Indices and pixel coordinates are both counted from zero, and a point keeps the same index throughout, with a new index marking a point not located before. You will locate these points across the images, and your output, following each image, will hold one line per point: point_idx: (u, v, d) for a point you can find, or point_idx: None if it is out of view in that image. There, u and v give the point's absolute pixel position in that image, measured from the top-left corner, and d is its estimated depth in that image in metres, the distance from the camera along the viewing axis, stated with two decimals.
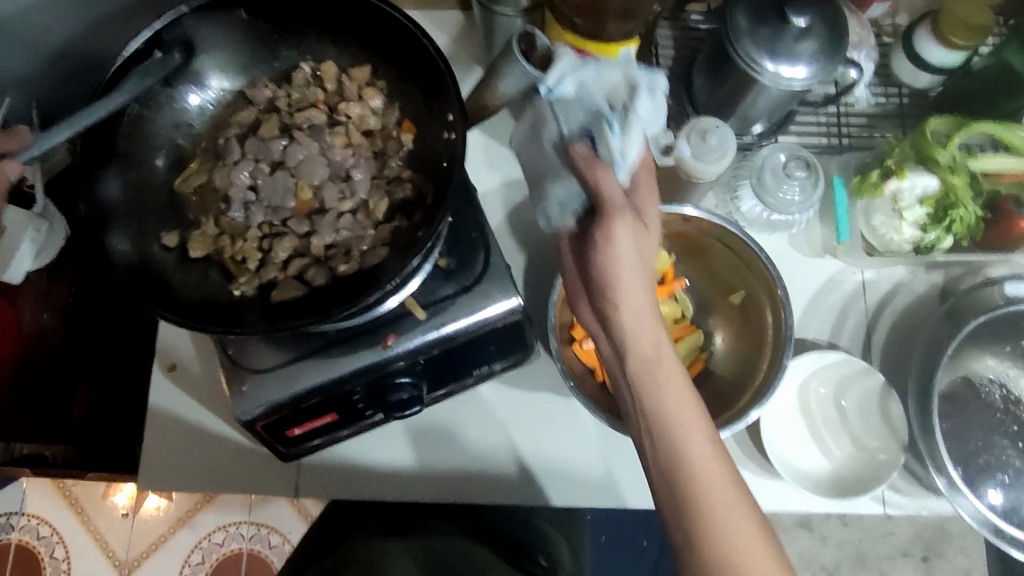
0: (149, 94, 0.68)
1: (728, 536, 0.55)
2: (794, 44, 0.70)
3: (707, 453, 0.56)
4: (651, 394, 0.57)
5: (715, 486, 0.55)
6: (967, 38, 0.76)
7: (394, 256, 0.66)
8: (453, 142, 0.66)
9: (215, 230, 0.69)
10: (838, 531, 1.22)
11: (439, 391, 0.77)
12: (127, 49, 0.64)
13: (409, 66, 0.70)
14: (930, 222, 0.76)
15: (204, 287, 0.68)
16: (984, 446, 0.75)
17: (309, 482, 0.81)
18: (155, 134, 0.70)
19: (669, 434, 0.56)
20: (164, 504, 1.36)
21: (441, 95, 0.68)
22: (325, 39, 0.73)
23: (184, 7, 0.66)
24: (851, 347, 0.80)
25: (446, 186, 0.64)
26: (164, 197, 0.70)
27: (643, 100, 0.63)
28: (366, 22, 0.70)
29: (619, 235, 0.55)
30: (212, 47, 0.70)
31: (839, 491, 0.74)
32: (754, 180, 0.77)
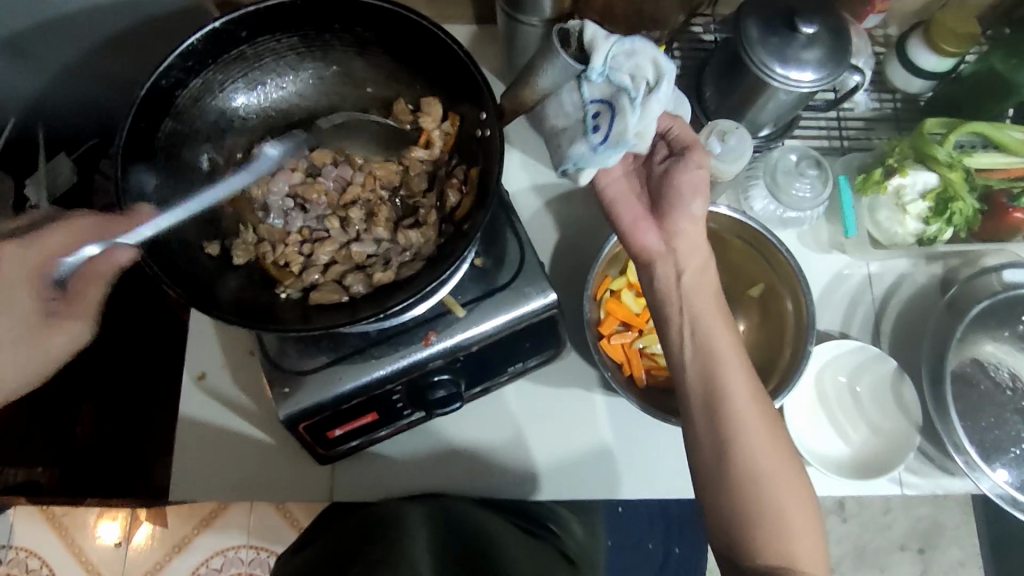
0: (182, 106, 0.67)
1: (771, 491, 0.60)
2: (802, 52, 0.74)
3: (755, 422, 0.62)
4: (703, 356, 0.64)
5: (762, 443, 0.61)
6: (956, 46, 0.82)
7: (426, 267, 0.67)
8: (489, 141, 0.67)
9: (254, 238, 0.70)
10: (837, 528, 1.26)
11: (475, 388, 0.79)
12: (162, 65, 0.63)
13: (439, 77, 0.71)
14: (931, 215, 0.82)
15: (246, 289, 0.68)
16: (996, 424, 0.80)
17: (343, 488, 0.82)
18: (189, 144, 0.69)
19: (723, 395, 0.62)
20: (154, 533, 1.34)
21: (473, 103, 0.69)
22: (352, 50, 0.71)
23: (217, 23, 0.64)
24: (861, 336, 0.85)
25: (487, 186, 0.65)
26: (199, 208, 0.69)
27: (666, 88, 0.63)
28: (391, 30, 0.69)
29: (700, 158, 0.68)
30: (241, 64, 0.69)
31: (859, 474, 0.77)
32: (768, 179, 0.82)
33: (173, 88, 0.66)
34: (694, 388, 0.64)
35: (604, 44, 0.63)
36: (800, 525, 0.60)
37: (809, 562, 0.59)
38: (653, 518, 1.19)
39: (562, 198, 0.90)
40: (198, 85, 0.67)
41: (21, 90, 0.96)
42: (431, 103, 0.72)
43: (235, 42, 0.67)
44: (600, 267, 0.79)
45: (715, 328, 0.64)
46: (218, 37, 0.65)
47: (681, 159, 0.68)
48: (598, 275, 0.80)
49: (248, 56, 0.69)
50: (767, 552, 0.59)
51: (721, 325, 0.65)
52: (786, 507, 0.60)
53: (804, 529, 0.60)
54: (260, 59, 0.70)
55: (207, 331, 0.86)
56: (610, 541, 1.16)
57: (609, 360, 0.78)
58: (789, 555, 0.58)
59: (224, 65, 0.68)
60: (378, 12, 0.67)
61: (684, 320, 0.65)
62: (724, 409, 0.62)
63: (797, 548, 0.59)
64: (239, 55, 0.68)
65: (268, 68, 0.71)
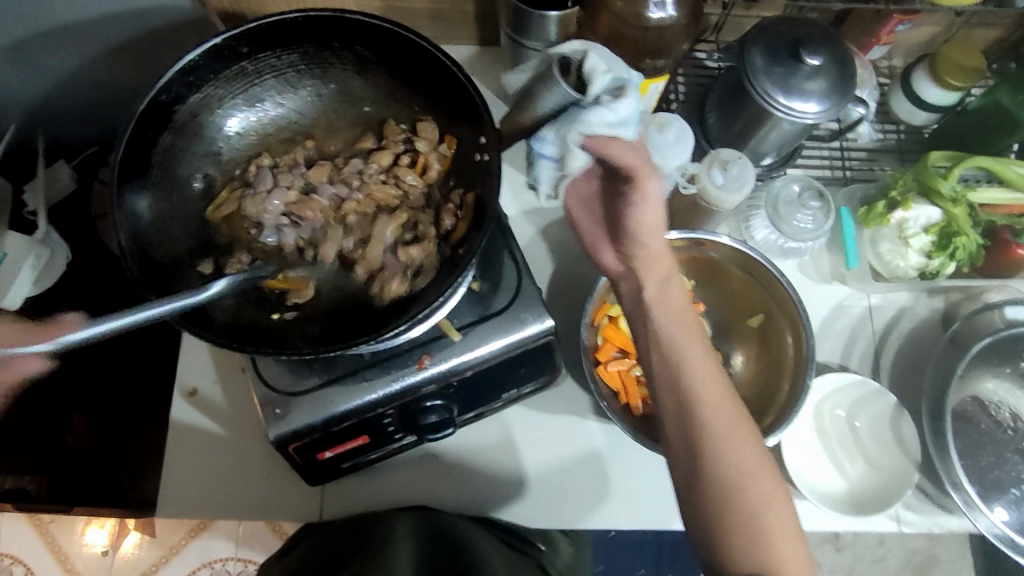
0: (181, 121, 0.67)
1: (747, 495, 0.56)
2: (805, 82, 0.73)
3: (732, 437, 0.57)
4: (671, 362, 0.60)
5: (735, 447, 0.57)
6: (962, 80, 0.81)
7: (418, 296, 0.67)
8: (489, 165, 0.66)
9: (248, 256, 0.69)
10: (830, 558, 1.25)
11: (468, 414, 0.78)
12: (162, 80, 0.62)
13: (439, 98, 0.71)
14: (934, 249, 0.81)
15: (239, 310, 0.66)
16: (996, 463, 0.79)
17: (333, 508, 0.80)
18: (187, 160, 0.69)
19: (694, 402, 0.58)
20: (142, 542, 1.32)
21: (472, 124, 0.69)
22: (351, 69, 0.71)
23: (218, 39, 0.63)
24: (861, 369, 0.84)
25: (485, 210, 0.65)
26: (195, 225, 0.69)
27: (595, 120, 0.63)
28: (391, 50, 0.68)
29: (651, 190, 0.61)
30: (240, 79, 0.68)
31: (857, 510, 0.76)
32: (769, 209, 0.81)
33: (173, 103, 0.65)
34: (664, 397, 0.60)
35: (586, 67, 0.65)
36: (787, 544, 0.55)
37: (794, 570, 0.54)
38: (645, 541, 1.18)
39: (562, 221, 0.89)
40: (197, 100, 0.67)
41: (23, 96, 0.96)
42: (427, 125, 0.72)
43: (236, 57, 0.66)
44: (600, 291, 0.79)
45: (683, 340, 0.61)
46: (218, 53, 0.65)
47: (628, 192, 0.62)
48: (597, 300, 0.80)
49: (248, 72, 0.68)
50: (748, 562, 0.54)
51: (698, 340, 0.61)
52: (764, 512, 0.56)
53: (789, 540, 0.56)
54: (260, 74, 0.69)
55: (199, 344, 0.85)
56: (602, 566, 1.17)
57: (604, 387, 0.77)
58: (773, 562, 0.54)
59: (224, 80, 0.67)
60: (380, 33, 0.66)
61: (656, 339, 0.61)
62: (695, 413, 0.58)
63: (781, 554, 0.54)
64: (239, 71, 0.67)
65: (268, 84, 0.70)
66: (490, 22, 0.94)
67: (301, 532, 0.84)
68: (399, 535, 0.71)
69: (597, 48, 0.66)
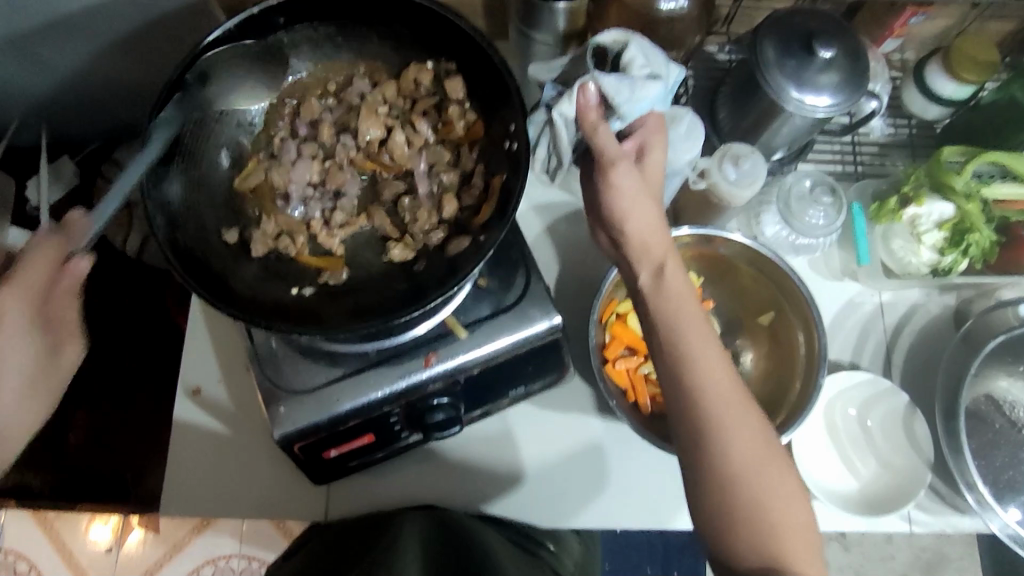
0: (214, 91, 0.64)
1: (753, 483, 0.55)
2: (818, 75, 0.72)
3: (738, 424, 0.56)
4: (672, 351, 0.58)
5: (740, 437, 0.56)
6: (978, 73, 0.80)
7: (437, 279, 0.64)
8: (517, 153, 0.63)
9: (274, 230, 0.67)
10: (839, 556, 1.27)
11: (475, 411, 0.76)
12: (199, 48, 0.61)
13: (472, 74, 0.68)
14: (947, 246, 0.80)
15: (261, 284, 0.64)
16: (1010, 463, 0.78)
17: (338, 507, 0.80)
18: (218, 131, 0.66)
19: (689, 377, 0.57)
20: (147, 538, 1.32)
21: (502, 104, 0.66)
22: (387, 44, 0.70)
23: (256, 7, 0.62)
24: (872, 367, 0.83)
25: (512, 194, 0.62)
26: (222, 198, 0.66)
27: (608, 82, 0.62)
28: (427, 28, 0.68)
29: (619, 177, 0.61)
30: (278, 54, 0.67)
31: (869, 510, 0.75)
32: (781, 204, 0.79)
33: (210, 73, 0.64)
34: (664, 375, 0.59)
35: (624, 55, 0.65)
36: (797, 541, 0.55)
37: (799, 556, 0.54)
38: (653, 538, 1.18)
39: (569, 217, 0.88)
40: (233, 71, 0.65)
41: (25, 90, 0.95)
42: (456, 84, 0.68)
43: (273, 28, 0.66)
44: (607, 290, 0.78)
45: (692, 329, 0.58)
46: (255, 22, 0.64)
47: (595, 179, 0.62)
48: (606, 297, 0.79)
49: (284, 43, 0.67)
50: (749, 553, 0.54)
51: (709, 329, 0.59)
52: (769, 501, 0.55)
53: (796, 532, 0.55)
54: (296, 47, 0.68)
55: (203, 342, 0.84)
56: (608, 564, 1.17)
57: (613, 385, 0.76)
58: (770, 537, 0.54)
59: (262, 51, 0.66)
60: (420, 11, 0.66)
61: (657, 326, 0.59)
62: (695, 406, 0.57)
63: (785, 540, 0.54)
64: (276, 43, 0.66)
65: (304, 57, 0.69)
66: (496, 14, 0.93)
67: (309, 531, 0.84)
68: (407, 541, 0.70)
69: (645, 39, 0.66)
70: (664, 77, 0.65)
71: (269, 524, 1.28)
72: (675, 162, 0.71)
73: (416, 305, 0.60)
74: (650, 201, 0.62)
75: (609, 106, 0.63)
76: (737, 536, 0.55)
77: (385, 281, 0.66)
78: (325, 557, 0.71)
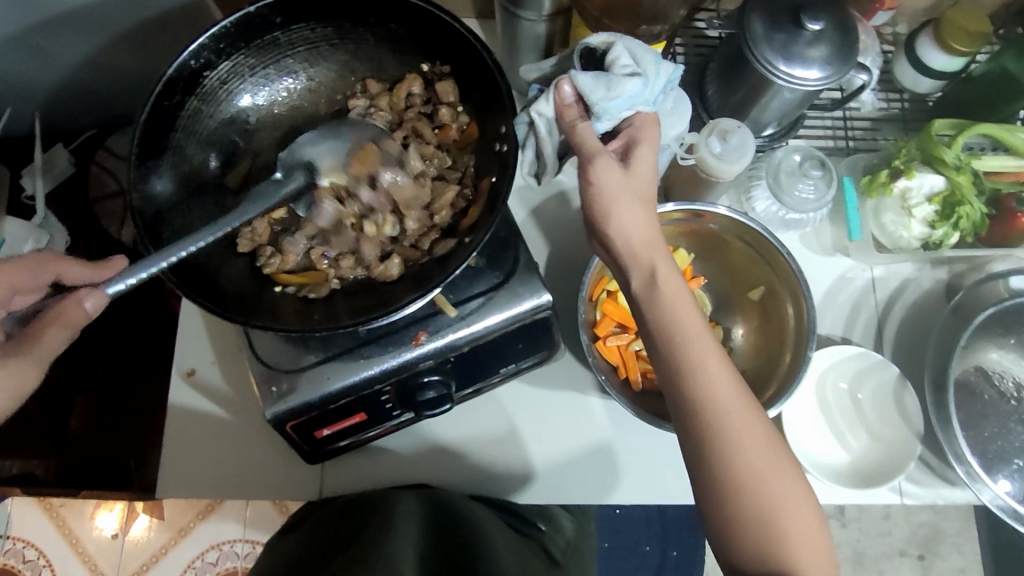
0: (208, 88, 0.64)
1: (760, 488, 0.55)
2: (807, 49, 0.72)
3: (736, 410, 0.56)
4: (664, 333, 0.58)
5: (738, 421, 0.56)
6: (969, 44, 0.79)
7: (410, 282, 0.64)
8: (505, 155, 0.64)
9: (266, 231, 0.66)
10: (837, 534, 1.29)
11: (465, 390, 0.77)
12: (193, 45, 0.60)
13: (466, 76, 0.68)
14: (938, 219, 0.80)
15: (249, 281, 0.65)
16: (1000, 434, 0.78)
17: (333, 487, 0.80)
18: (210, 129, 0.66)
19: (684, 362, 0.57)
20: (153, 524, 1.33)
21: (495, 104, 0.66)
22: (384, 46, 0.69)
23: (253, 6, 0.61)
24: (864, 342, 0.83)
25: (499, 194, 0.62)
26: (212, 194, 0.66)
27: (585, 80, 0.62)
28: (425, 28, 0.66)
29: (597, 172, 0.60)
30: (275, 56, 0.66)
31: (859, 482, 0.75)
32: (771, 179, 0.80)
33: (202, 70, 0.63)
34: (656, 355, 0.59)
35: (610, 54, 0.64)
36: (801, 527, 0.55)
37: (810, 559, 0.54)
38: (652, 517, 1.19)
39: (559, 197, 0.88)
40: (227, 68, 0.64)
41: None
42: (447, 85, 0.68)
43: (270, 28, 0.64)
44: (596, 267, 0.78)
45: (678, 304, 0.59)
46: (252, 23, 0.62)
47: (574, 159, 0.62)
48: (595, 275, 0.79)
49: (280, 42, 0.66)
50: (754, 542, 0.54)
51: (698, 313, 0.59)
52: (780, 505, 0.55)
53: (801, 517, 0.55)
54: (292, 47, 0.67)
55: (197, 325, 0.85)
56: (607, 543, 1.18)
57: (603, 362, 0.76)
58: (775, 525, 0.54)
59: (257, 50, 0.65)
60: (416, 11, 0.65)
61: (647, 303, 0.60)
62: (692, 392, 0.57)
63: (794, 544, 0.54)
64: (272, 42, 0.65)
65: (300, 57, 0.68)
66: None
67: (304, 510, 0.85)
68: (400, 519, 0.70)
69: (635, 40, 0.65)
70: (648, 73, 0.63)
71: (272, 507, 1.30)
72: (662, 137, 0.71)
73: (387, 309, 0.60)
74: (632, 179, 0.61)
75: (587, 105, 0.63)
76: (741, 523, 0.55)
77: (370, 283, 0.66)
78: (319, 537, 0.72)
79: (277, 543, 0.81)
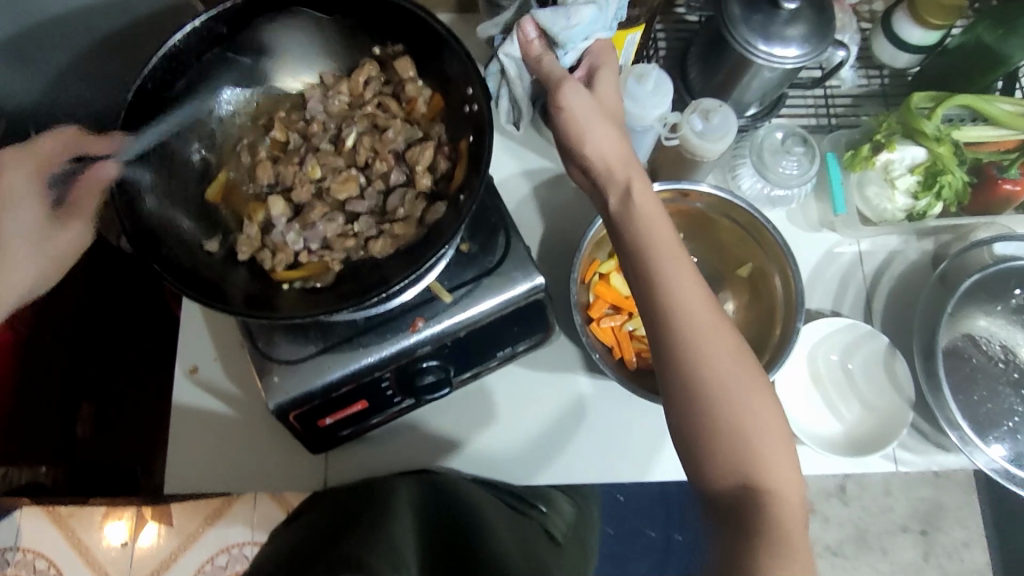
0: (170, 109, 0.66)
1: (742, 436, 0.55)
2: (785, 28, 0.73)
3: (717, 358, 0.56)
4: (650, 291, 0.58)
5: (719, 368, 0.56)
6: (943, 17, 0.82)
7: (402, 258, 0.65)
8: (477, 114, 0.65)
9: (258, 233, 0.67)
10: (839, 512, 1.30)
11: (465, 373, 0.78)
12: (149, 67, 0.62)
13: (419, 51, 0.70)
14: (921, 189, 0.81)
15: (253, 285, 0.65)
16: (989, 398, 0.79)
17: (338, 476, 0.82)
18: (184, 141, 0.68)
19: (669, 311, 0.57)
20: (162, 531, 1.34)
21: (452, 73, 0.68)
22: (340, 37, 0.73)
23: (197, 21, 0.64)
24: (853, 314, 0.84)
25: (479, 153, 0.64)
26: (197, 208, 0.67)
27: (545, 15, 0.65)
28: (371, 16, 0.69)
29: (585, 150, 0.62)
30: (224, 64, 0.69)
31: (852, 451, 0.77)
32: (755, 158, 0.81)
33: (161, 91, 0.64)
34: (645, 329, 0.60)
35: None
36: (783, 477, 0.55)
37: (783, 480, 0.55)
38: (656, 502, 1.20)
39: (551, 183, 0.90)
40: (184, 85, 0.66)
41: None
42: (404, 63, 0.70)
43: (217, 40, 0.67)
44: (587, 250, 0.79)
45: (667, 270, 0.58)
46: (200, 36, 0.65)
47: (561, 140, 0.63)
48: (587, 257, 0.81)
49: (230, 54, 0.68)
50: (735, 481, 0.54)
51: (691, 275, 0.59)
52: (764, 449, 0.55)
53: (780, 463, 0.55)
54: (240, 55, 0.70)
55: (198, 323, 0.86)
56: (612, 530, 1.20)
57: (597, 341, 0.78)
58: (755, 472, 0.54)
59: (208, 64, 0.67)
60: None
61: (639, 269, 0.59)
62: (675, 335, 0.57)
63: (773, 487, 0.54)
64: (221, 54, 0.68)
65: (250, 63, 0.71)
66: None
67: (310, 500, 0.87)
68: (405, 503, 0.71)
69: None
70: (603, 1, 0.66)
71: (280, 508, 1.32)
72: (644, 119, 0.73)
73: (384, 287, 0.61)
74: (617, 161, 0.62)
75: (551, 39, 0.66)
76: (722, 468, 0.55)
77: (369, 262, 0.66)
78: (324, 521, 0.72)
79: (280, 532, 0.83)
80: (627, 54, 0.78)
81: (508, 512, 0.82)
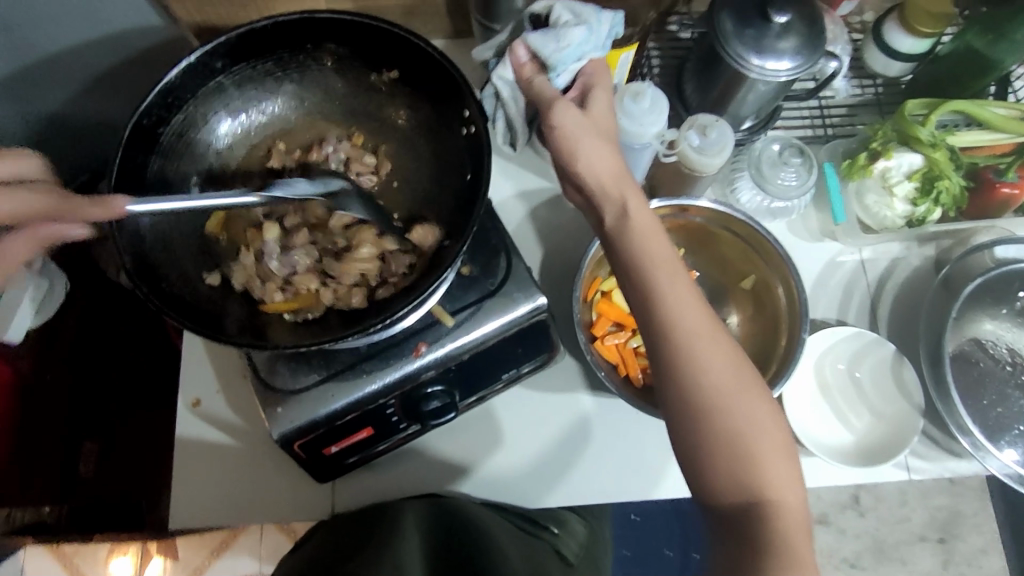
0: (167, 144, 0.65)
1: (743, 450, 0.54)
2: (778, 41, 0.73)
3: (718, 371, 0.55)
4: (649, 308, 0.58)
5: (719, 383, 0.55)
6: (933, 25, 0.82)
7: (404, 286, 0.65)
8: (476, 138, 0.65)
9: (257, 264, 0.67)
10: (855, 523, 1.28)
11: (470, 397, 0.78)
12: (144, 103, 0.62)
13: (414, 77, 0.69)
14: (919, 196, 0.81)
15: (256, 317, 0.65)
16: (999, 401, 0.79)
17: (344, 505, 0.81)
18: (183, 172, 0.67)
19: (668, 327, 0.57)
20: (168, 566, 1.33)
21: (451, 98, 0.67)
22: (330, 69, 0.70)
23: (193, 56, 0.63)
24: (859, 323, 0.84)
25: (479, 178, 0.63)
26: (196, 243, 0.67)
27: (535, 39, 0.68)
28: (366, 44, 0.67)
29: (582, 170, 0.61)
30: (218, 94, 0.67)
31: (863, 460, 0.76)
32: (753, 171, 0.81)
33: (156, 126, 0.64)
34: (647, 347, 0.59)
35: (552, 16, 0.70)
36: (788, 490, 0.54)
37: (789, 493, 0.54)
38: (670, 520, 1.19)
39: (549, 203, 0.90)
40: (181, 120, 0.66)
41: None
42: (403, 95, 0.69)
43: (211, 73, 0.66)
44: (588, 268, 0.79)
45: (666, 283, 0.58)
46: (195, 71, 0.64)
47: (557, 161, 0.63)
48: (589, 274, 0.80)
49: (225, 86, 0.67)
50: (738, 496, 0.54)
51: (689, 289, 0.58)
52: (765, 463, 0.54)
53: (783, 476, 0.54)
54: (239, 87, 0.68)
55: (201, 355, 0.86)
56: (627, 551, 1.18)
57: (602, 359, 0.77)
58: (758, 486, 0.54)
59: (206, 97, 0.67)
60: (355, 29, 0.66)
61: (640, 286, 0.58)
62: (676, 352, 0.56)
63: (779, 502, 0.53)
64: (217, 87, 0.67)
65: (247, 94, 0.69)
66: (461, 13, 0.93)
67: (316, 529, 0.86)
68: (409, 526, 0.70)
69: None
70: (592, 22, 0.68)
71: (289, 540, 1.30)
72: (643, 136, 0.73)
73: (387, 313, 0.61)
74: (613, 178, 0.62)
75: (541, 61, 0.68)
76: (725, 481, 0.54)
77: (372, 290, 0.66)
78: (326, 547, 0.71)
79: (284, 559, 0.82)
80: (621, 73, 0.79)
81: (519, 534, 0.81)
